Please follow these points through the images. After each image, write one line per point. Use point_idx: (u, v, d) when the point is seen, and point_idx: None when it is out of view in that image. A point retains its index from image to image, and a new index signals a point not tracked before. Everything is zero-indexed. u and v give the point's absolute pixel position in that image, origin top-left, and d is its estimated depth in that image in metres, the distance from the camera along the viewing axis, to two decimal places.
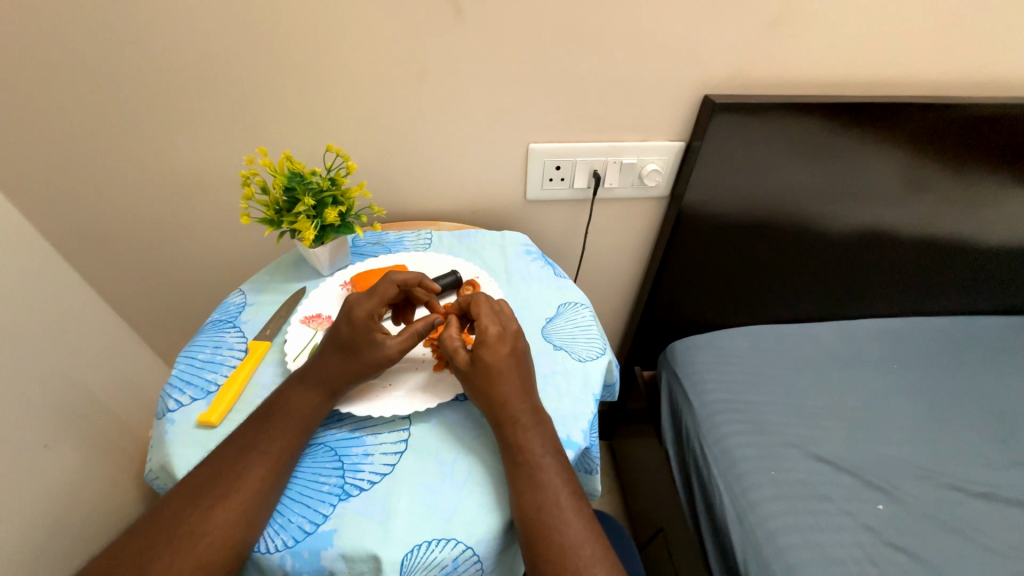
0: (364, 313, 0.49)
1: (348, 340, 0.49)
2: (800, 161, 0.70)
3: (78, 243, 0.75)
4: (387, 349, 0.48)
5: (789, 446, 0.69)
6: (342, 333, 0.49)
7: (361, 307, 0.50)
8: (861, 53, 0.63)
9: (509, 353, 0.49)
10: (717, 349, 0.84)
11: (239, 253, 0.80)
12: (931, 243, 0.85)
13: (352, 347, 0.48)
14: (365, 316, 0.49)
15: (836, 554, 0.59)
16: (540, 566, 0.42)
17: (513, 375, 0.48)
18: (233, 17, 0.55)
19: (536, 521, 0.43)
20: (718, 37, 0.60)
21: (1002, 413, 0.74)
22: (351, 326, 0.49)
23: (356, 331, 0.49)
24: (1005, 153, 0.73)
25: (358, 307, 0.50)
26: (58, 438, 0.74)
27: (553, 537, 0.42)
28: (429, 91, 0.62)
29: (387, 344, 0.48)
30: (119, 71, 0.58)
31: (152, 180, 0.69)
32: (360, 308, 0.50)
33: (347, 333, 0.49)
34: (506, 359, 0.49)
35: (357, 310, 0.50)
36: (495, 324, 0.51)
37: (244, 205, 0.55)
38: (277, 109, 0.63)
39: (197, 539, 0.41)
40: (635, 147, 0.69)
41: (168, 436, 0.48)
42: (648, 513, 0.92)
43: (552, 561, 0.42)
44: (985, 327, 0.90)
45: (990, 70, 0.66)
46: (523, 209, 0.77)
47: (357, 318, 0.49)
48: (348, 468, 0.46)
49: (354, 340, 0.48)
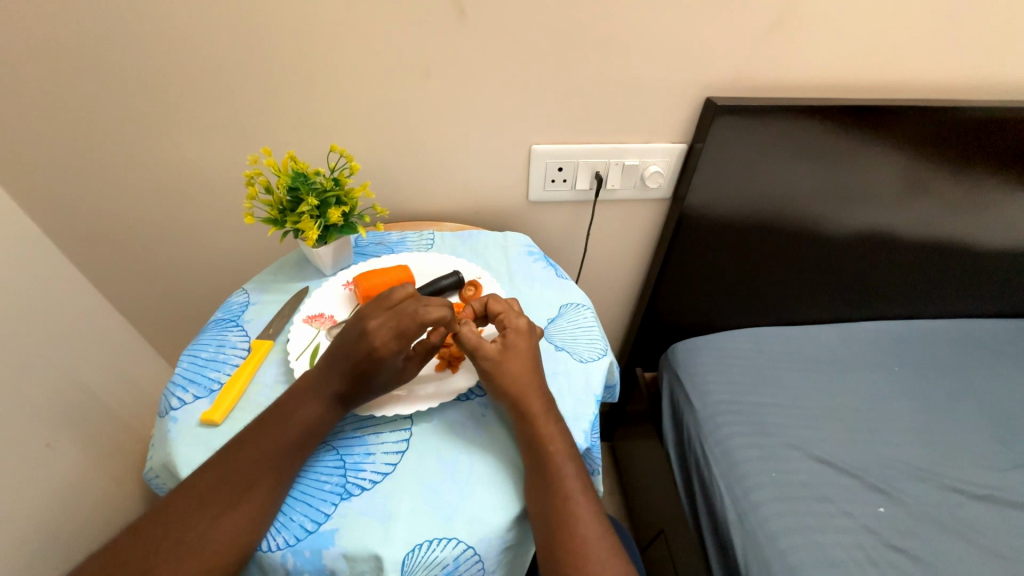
0: (388, 348, 0.46)
1: (370, 371, 0.47)
2: (801, 164, 0.70)
3: (82, 242, 0.76)
4: (409, 369, 0.49)
5: (791, 447, 0.69)
6: (364, 366, 0.47)
7: (382, 340, 0.46)
8: (864, 55, 0.62)
9: (531, 346, 0.51)
10: (719, 351, 0.84)
11: (241, 252, 0.81)
12: (936, 246, 0.84)
13: (374, 375, 0.47)
14: (389, 350, 0.46)
15: (836, 556, 0.58)
16: (561, 561, 0.42)
17: (535, 370, 0.50)
18: (234, 19, 0.55)
19: (561, 513, 0.44)
20: (720, 39, 0.60)
21: (1007, 417, 0.73)
22: (373, 359, 0.47)
23: (379, 363, 0.47)
24: (1010, 156, 0.72)
25: (379, 340, 0.46)
26: (60, 436, 0.75)
27: (575, 529, 0.43)
28: (429, 92, 0.62)
29: (410, 367, 0.49)
30: (122, 73, 0.59)
31: (155, 180, 0.69)
32: (381, 341, 0.46)
33: (369, 365, 0.47)
34: (529, 350, 0.51)
35: (378, 343, 0.46)
36: (522, 317, 0.52)
37: (249, 204, 0.55)
38: (278, 110, 0.63)
39: (204, 542, 0.41)
40: (637, 148, 0.69)
41: (171, 435, 0.49)
42: (649, 515, 0.92)
43: (575, 553, 0.43)
44: (991, 330, 0.89)
45: (995, 72, 0.65)
46: (524, 210, 0.77)
47: (380, 353, 0.46)
48: (349, 467, 0.46)
49: (377, 371, 0.47)
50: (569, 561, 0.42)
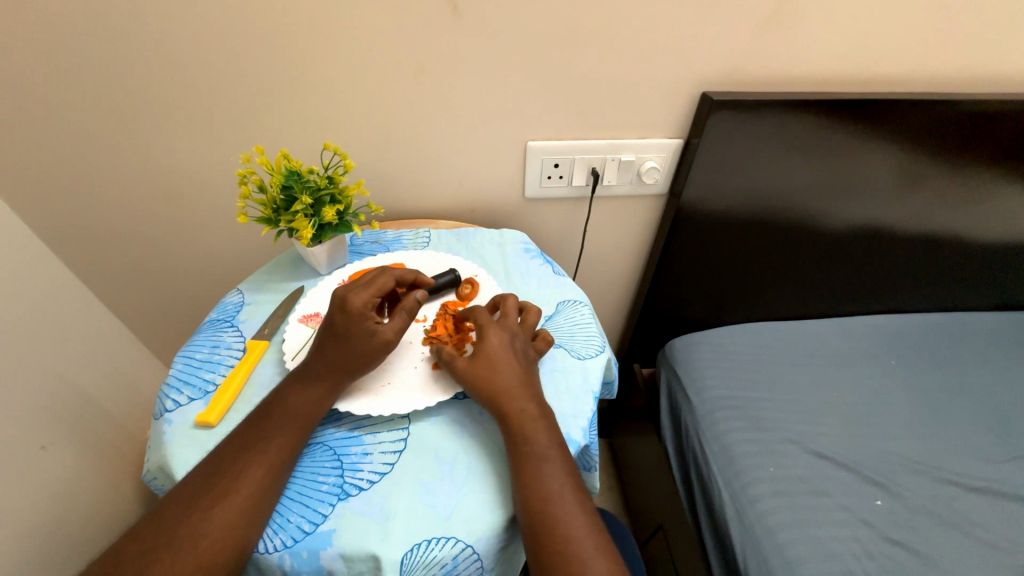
0: (359, 302, 0.49)
1: (344, 332, 0.48)
2: (797, 159, 0.70)
3: (73, 243, 0.75)
4: (382, 335, 0.48)
5: (788, 441, 0.69)
6: (338, 323, 0.48)
7: (356, 296, 0.49)
8: (861, 49, 0.62)
9: (509, 344, 0.51)
10: (717, 347, 0.84)
11: (236, 252, 0.80)
12: (932, 239, 0.84)
13: (346, 335, 0.48)
14: (360, 305, 0.49)
15: (835, 550, 0.59)
16: (546, 560, 0.42)
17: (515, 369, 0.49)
18: (225, 18, 0.55)
19: (544, 513, 0.43)
20: (716, 34, 0.59)
21: (1002, 408, 0.73)
22: (347, 315, 0.48)
23: (351, 318, 0.48)
24: (1007, 149, 0.72)
25: (353, 296, 0.49)
26: (55, 439, 0.74)
27: (558, 530, 0.43)
28: (424, 89, 0.62)
29: (382, 330, 0.48)
30: (111, 72, 0.58)
31: (148, 180, 0.69)
32: (355, 297, 0.49)
33: (343, 323, 0.48)
34: (507, 349, 0.50)
35: (352, 298, 0.49)
36: (494, 319, 0.52)
37: (241, 204, 0.54)
38: (270, 109, 0.62)
39: (197, 540, 0.40)
40: (633, 144, 0.69)
41: (165, 437, 0.48)
42: (648, 510, 0.92)
43: (560, 553, 0.42)
44: (986, 324, 0.89)
45: (991, 66, 0.65)
46: (521, 207, 0.77)
47: (353, 307, 0.48)
48: (347, 467, 0.46)
49: (349, 329, 0.48)
50: (556, 561, 0.42)
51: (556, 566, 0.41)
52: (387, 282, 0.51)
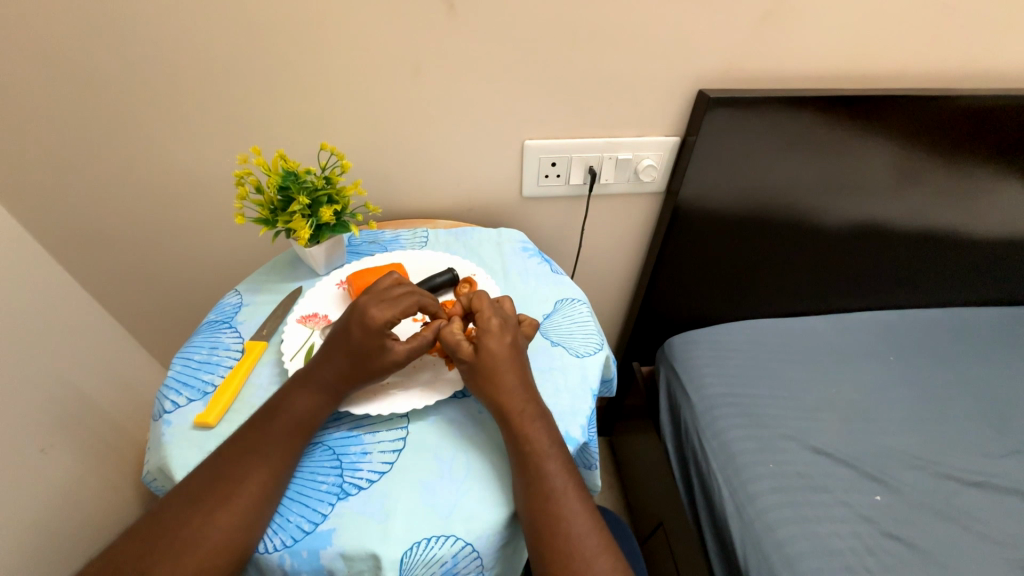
0: (380, 320, 0.47)
1: (359, 346, 0.47)
2: (792, 156, 0.70)
3: (71, 247, 0.75)
4: (395, 355, 0.48)
5: (787, 438, 0.69)
6: (356, 334, 0.47)
7: (377, 311, 0.48)
8: (856, 46, 0.62)
9: (510, 343, 0.50)
10: (716, 344, 0.84)
11: (234, 253, 0.80)
12: (928, 235, 0.84)
13: (361, 348, 0.47)
14: (381, 323, 0.47)
15: (834, 545, 0.59)
16: (545, 557, 0.42)
17: (514, 368, 0.49)
18: (221, 21, 0.55)
19: (543, 511, 0.43)
20: (710, 32, 0.60)
21: (1001, 404, 0.73)
22: (366, 328, 0.47)
23: (369, 335, 0.47)
24: (1003, 144, 0.72)
25: (376, 312, 0.48)
26: (54, 442, 0.74)
27: (557, 529, 0.43)
28: (420, 89, 0.62)
29: (395, 350, 0.47)
30: (107, 76, 0.58)
31: (146, 182, 0.69)
32: (376, 312, 0.48)
33: (360, 336, 0.47)
34: (508, 347, 0.49)
35: (373, 314, 0.48)
36: (496, 314, 0.51)
37: (239, 205, 0.54)
38: (266, 109, 0.62)
39: (200, 540, 0.41)
40: (629, 142, 0.69)
41: (164, 438, 0.48)
42: (648, 509, 0.92)
43: (559, 551, 0.42)
44: (983, 319, 0.89)
45: (987, 61, 0.65)
46: (518, 206, 0.77)
47: (373, 323, 0.47)
48: (347, 467, 0.46)
49: (364, 343, 0.47)
50: (554, 559, 0.42)
51: (554, 564, 0.42)
52: (412, 304, 0.49)
